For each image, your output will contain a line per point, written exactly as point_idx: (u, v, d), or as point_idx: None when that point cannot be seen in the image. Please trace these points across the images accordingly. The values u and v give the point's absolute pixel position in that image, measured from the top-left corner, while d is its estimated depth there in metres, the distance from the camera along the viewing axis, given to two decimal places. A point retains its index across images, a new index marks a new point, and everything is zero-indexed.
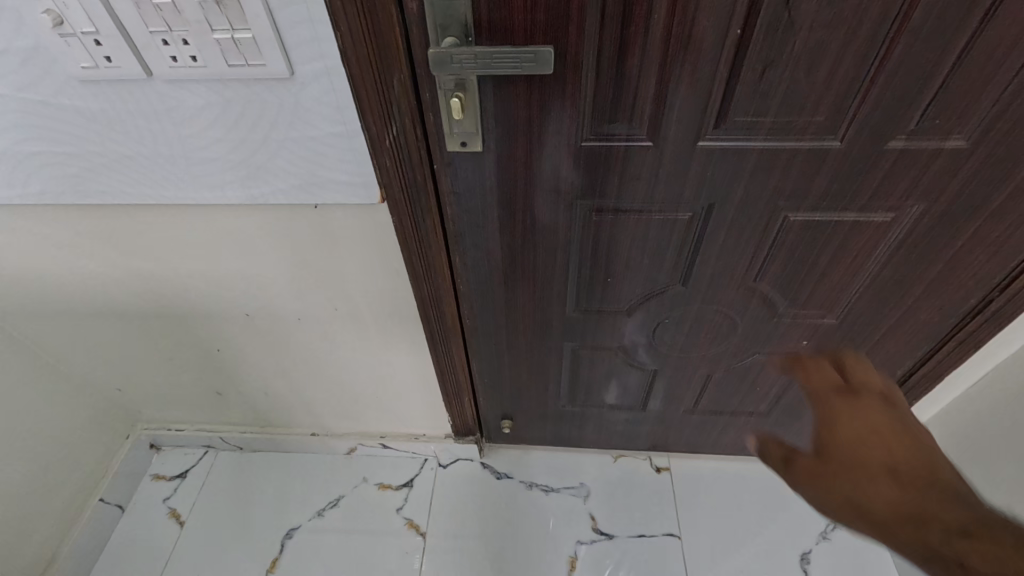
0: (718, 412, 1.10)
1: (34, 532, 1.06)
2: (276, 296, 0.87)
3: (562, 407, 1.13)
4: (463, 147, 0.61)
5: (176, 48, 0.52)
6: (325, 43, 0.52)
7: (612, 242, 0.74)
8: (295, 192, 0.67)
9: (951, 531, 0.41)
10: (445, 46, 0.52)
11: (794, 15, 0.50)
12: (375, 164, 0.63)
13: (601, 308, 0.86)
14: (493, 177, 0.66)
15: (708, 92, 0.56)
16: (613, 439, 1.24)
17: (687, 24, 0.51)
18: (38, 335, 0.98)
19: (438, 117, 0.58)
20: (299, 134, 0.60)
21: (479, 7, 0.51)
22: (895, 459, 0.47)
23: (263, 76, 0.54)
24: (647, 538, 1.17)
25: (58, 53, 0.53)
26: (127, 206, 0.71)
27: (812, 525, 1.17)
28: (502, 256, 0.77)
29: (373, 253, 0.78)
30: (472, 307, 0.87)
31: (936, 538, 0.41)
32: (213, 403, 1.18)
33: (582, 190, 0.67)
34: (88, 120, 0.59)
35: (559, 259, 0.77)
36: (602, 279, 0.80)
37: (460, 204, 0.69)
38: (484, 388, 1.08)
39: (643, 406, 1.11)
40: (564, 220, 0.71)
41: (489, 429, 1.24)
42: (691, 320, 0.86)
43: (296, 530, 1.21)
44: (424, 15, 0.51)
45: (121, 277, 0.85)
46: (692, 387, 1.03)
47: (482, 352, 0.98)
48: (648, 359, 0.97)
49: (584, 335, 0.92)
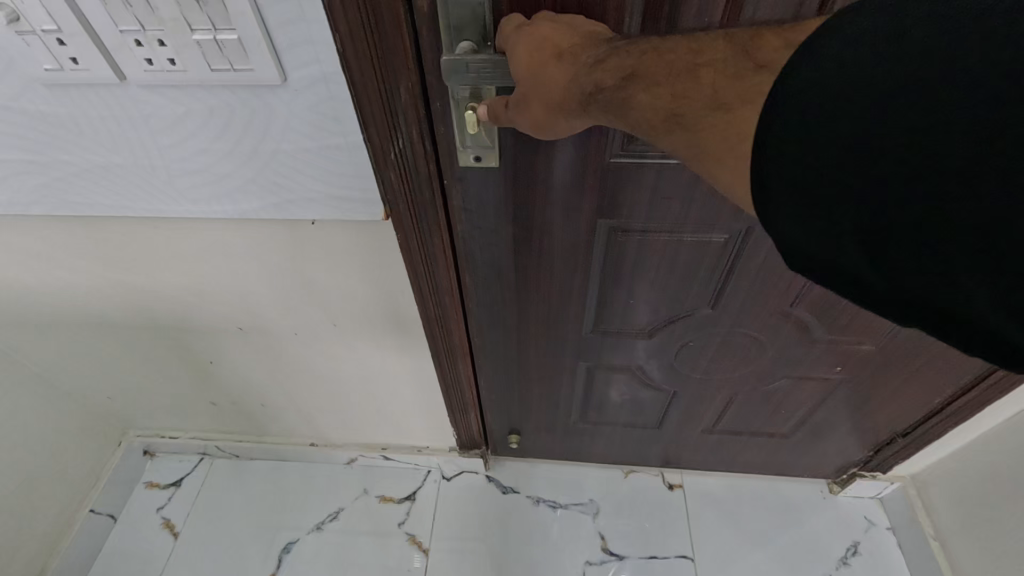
0: (738, 433, 1.05)
1: (20, 546, 1.02)
2: (271, 310, 0.81)
3: (572, 423, 1.07)
4: (476, 162, 0.55)
5: (151, 49, 0.45)
6: (322, 46, 0.45)
7: (636, 265, 0.68)
8: (288, 206, 0.60)
9: (608, 69, 0.39)
10: (460, 52, 0.45)
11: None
12: (378, 178, 0.56)
13: (619, 329, 0.80)
14: (506, 194, 0.59)
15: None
16: (625, 455, 1.19)
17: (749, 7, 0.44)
18: (19, 346, 0.92)
19: (450, 128, 0.52)
20: (293, 145, 0.53)
21: (499, 5, 0.44)
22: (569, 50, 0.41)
23: (251, 82, 0.47)
24: (658, 559, 1.13)
25: (16, 53, 0.46)
26: (106, 217, 0.65)
27: (831, 547, 1.12)
28: (514, 274, 0.71)
29: (374, 267, 0.72)
30: (481, 325, 0.81)
31: (596, 85, 0.39)
32: (206, 412, 1.13)
33: (607, 209, 0.60)
34: (55, 126, 0.52)
35: (577, 278, 0.71)
36: (622, 300, 0.74)
37: (471, 221, 0.63)
38: (491, 404, 1.03)
39: (657, 425, 1.05)
40: (583, 240, 0.65)
41: (493, 442, 1.19)
42: (717, 345, 0.81)
43: (294, 544, 1.17)
44: (436, 15, 0.44)
45: (104, 288, 0.79)
46: (711, 408, 0.97)
47: (491, 370, 0.92)
48: (665, 380, 0.91)
49: (599, 355, 0.86)
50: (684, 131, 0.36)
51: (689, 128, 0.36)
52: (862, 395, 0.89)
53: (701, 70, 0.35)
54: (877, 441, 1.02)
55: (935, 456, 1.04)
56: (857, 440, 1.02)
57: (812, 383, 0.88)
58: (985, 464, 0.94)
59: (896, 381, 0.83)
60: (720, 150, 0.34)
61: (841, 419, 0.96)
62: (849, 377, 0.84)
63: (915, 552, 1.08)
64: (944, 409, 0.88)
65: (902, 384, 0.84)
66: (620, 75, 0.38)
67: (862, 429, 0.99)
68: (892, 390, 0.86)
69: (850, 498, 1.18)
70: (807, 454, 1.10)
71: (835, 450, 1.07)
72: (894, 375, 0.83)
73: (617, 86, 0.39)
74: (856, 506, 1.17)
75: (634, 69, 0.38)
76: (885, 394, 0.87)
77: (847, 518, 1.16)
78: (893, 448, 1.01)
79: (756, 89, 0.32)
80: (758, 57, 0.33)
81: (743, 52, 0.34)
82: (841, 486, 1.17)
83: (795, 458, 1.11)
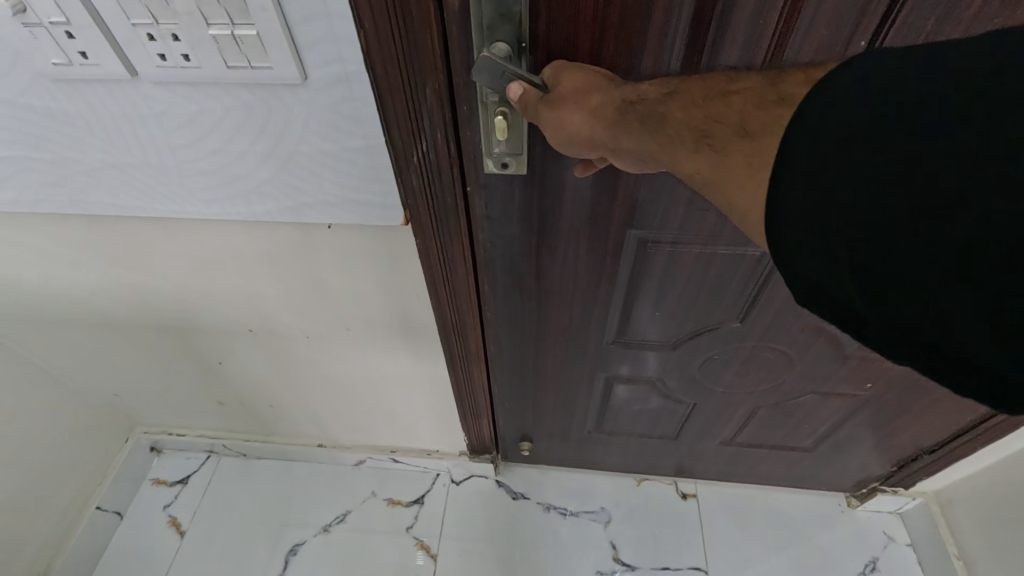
0: (757, 445, 1.03)
1: (25, 543, 1.01)
2: (281, 312, 0.79)
3: (585, 432, 1.05)
4: (503, 169, 0.52)
5: (164, 44, 0.43)
6: (346, 43, 0.43)
7: (663, 280, 0.66)
8: (303, 209, 0.58)
9: (653, 87, 0.39)
10: (494, 53, 0.42)
11: (942, 24, 0.40)
12: (399, 180, 0.53)
13: (643, 340, 0.77)
14: (528, 203, 0.56)
15: (846, 40, 0.41)
16: (638, 465, 1.16)
17: (802, 32, 0.41)
18: (26, 342, 0.90)
19: (477, 133, 0.49)
20: (310, 147, 0.51)
21: (538, 4, 0.41)
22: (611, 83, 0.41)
23: (270, 81, 0.45)
24: (670, 570, 1.10)
25: (21, 46, 0.43)
26: (115, 217, 0.63)
27: (849, 563, 1.10)
28: (534, 283, 0.68)
29: (391, 273, 0.70)
30: (497, 334, 0.79)
31: (638, 95, 0.39)
32: (214, 411, 1.11)
33: (639, 219, 0.57)
34: (62, 122, 0.50)
35: (601, 287, 0.68)
36: (646, 312, 0.71)
37: (494, 229, 0.60)
38: (504, 412, 1.01)
39: (674, 436, 1.03)
40: (609, 251, 0.62)
41: (504, 450, 1.17)
42: (743, 360, 0.79)
43: (301, 546, 1.15)
44: (468, 14, 0.41)
45: (113, 288, 0.77)
46: (732, 420, 0.95)
47: (506, 378, 0.89)
48: (684, 393, 0.89)
49: (618, 366, 0.84)
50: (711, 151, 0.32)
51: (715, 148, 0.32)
52: (891, 412, 0.86)
53: (732, 96, 0.34)
54: (902, 457, 0.99)
55: (960, 474, 1.02)
56: (880, 456, 1.00)
57: (839, 399, 0.85)
58: (1012, 486, 0.91)
59: (929, 399, 0.80)
60: (742, 175, 0.30)
61: (866, 435, 0.93)
62: (879, 394, 0.81)
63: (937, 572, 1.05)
64: (973, 428, 0.85)
65: (935, 403, 0.81)
66: (663, 92, 0.38)
67: (885, 446, 0.96)
68: (922, 410, 0.83)
69: (868, 512, 1.15)
70: (827, 467, 1.07)
71: (856, 465, 1.04)
72: (926, 394, 0.80)
73: (658, 99, 0.37)
74: (874, 520, 1.15)
75: (675, 90, 0.37)
76: (914, 413, 0.84)
77: (865, 533, 1.13)
78: (917, 464, 0.98)
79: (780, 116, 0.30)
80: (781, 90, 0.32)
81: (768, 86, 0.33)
82: (860, 501, 1.15)
83: (816, 471, 1.09)
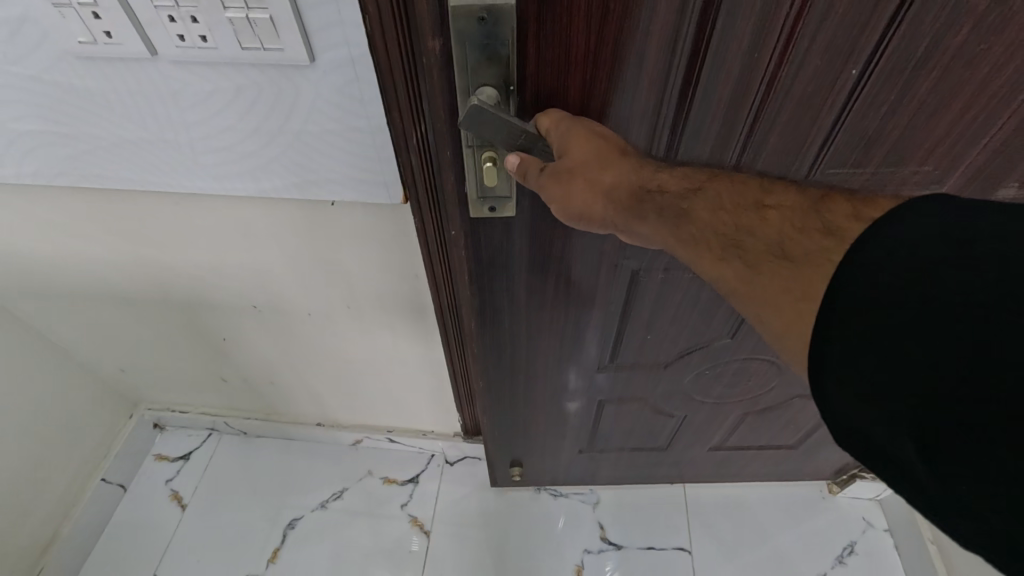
0: (746, 447, 1.08)
1: (34, 511, 1.05)
2: (285, 290, 0.83)
3: (576, 451, 1.08)
4: (491, 213, 0.52)
5: (184, 25, 0.46)
6: (352, 28, 0.46)
7: (657, 302, 0.69)
8: (310, 186, 0.61)
9: (673, 179, 0.42)
10: (483, 98, 0.42)
11: (930, 52, 0.42)
12: (398, 159, 0.57)
13: (636, 362, 0.82)
14: (523, 247, 0.58)
15: (837, 73, 0.43)
16: (627, 474, 1.17)
17: (795, 64, 0.43)
18: (38, 314, 0.94)
19: (463, 180, 0.49)
20: (317, 127, 0.54)
21: (526, 47, 0.41)
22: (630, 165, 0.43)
23: (280, 62, 0.48)
24: (656, 550, 1.15)
25: (51, 25, 0.47)
26: (130, 191, 0.66)
27: (827, 546, 1.15)
28: (523, 315, 0.69)
29: (394, 255, 0.74)
30: (484, 367, 0.78)
31: (658, 185, 0.42)
32: (218, 388, 1.15)
33: (631, 252, 0.61)
34: (85, 99, 0.53)
35: (594, 315, 0.70)
36: (641, 336, 0.75)
37: (481, 270, 0.60)
38: (494, 439, 1.00)
39: (665, 446, 1.07)
40: (601, 284, 0.65)
41: (494, 475, 1.16)
42: (732, 371, 0.84)
43: (299, 520, 1.19)
44: (451, 57, 0.40)
45: (124, 261, 0.80)
46: (723, 425, 1.00)
47: (491, 410, 0.90)
48: (677, 407, 0.94)
49: (612, 389, 0.88)
50: (737, 261, 0.38)
51: (745, 263, 0.38)
52: None
53: (768, 211, 0.38)
54: None
55: None
56: None
57: None
58: None
59: None
60: (782, 299, 0.34)
61: None
62: None
63: (916, 567, 1.10)
64: None
65: None
66: (686, 187, 0.42)
67: None
68: None
69: (849, 498, 1.21)
70: (811, 459, 1.11)
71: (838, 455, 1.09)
72: None
73: (680, 195, 0.42)
74: (855, 506, 1.20)
75: (701, 187, 0.42)
76: None
77: (845, 518, 1.19)
78: None
79: (827, 249, 0.33)
80: (831, 221, 0.34)
81: (814, 211, 0.36)
82: (841, 487, 1.20)
83: (801, 463, 1.13)
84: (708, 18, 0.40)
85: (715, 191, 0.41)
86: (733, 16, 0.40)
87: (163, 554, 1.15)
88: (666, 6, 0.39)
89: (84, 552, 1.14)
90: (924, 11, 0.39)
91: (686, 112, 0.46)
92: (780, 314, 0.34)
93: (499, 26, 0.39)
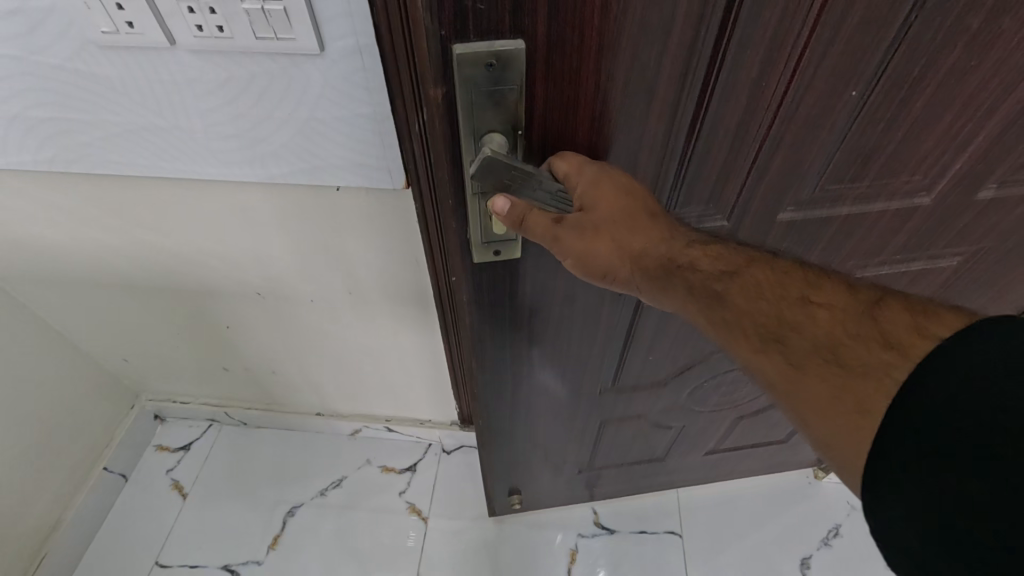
0: (738, 448, 1.12)
1: (37, 499, 1.07)
2: (289, 278, 0.86)
3: (575, 472, 1.09)
4: (496, 256, 0.53)
5: (202, 15, 0.49)
6: (360, 19, 0.49)
7: (660, 324, 0.73)
8: (316, 171, 0.64)
9: (706, 255, 0.46)
10: (493, 146, 0.43)
11: (926, 70, 0.45)
12: (400, 143, 0.60)
13: (636, 384, 0.85)
14: (525, 289, 0.59)
15: (837, 95, 0.46)
16: (625, 487, 1.19)
17: (798, 90, 0.45)
18: (45, 302, 0.96)
19: (466, 226, 0.50)
20: (324, 114, 0.58)
21: (534, 87, 0.41)
22: (664, 243, 0.46)
23: (292, 51, 0.52)
24: (648, 533, 1.20)
25: (77, 16, 0.50)
26: (143, 177, 0.69)
27: (814, 528, 1.20)
28: (525, 351, 0.70)
29: (395, 242, 0.77)
30: (484, 403, 0.79)
31: (691, 262, 0.46)
32: (218, 377, 1.17)
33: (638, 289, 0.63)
34: (106, 88, 0.56)
35: (596, 343, 0.72)
36: (644, 357, 0.79)
37: (478, 313, 0.61)
38: (494, 470, 0.99)
39: (662, 456, 1.10)
40: (608, 314, 0.67)
41: (491, 505, 1.15)
42: (728, 380, 0.90)
43: (298, 508, 1.22)
44: (453, 101, 0.41)
45: (133, 249, 0.83)
46: (718, 429, 1.04)
47: (495, 443, 0.90)
48: (674, 420, 0.98)
49: (612, 411, 0.91)
50: (781, 358, 0.42)
51: (788, 361, 0.42)
52: None
53: (817, 308, 0.42)
54: None
55: None
56: None
57: None
58: None
59: None
60: (833, 408, 0.38)
61: None
62: None
63: None
64: None
65: None
66: (723, 269, 0.46)
67: None
68: None
69: (836, 484, 1.25)
70: (801, 450, 1.15)
71: None
72: None
73: (714, 275, 0.46)
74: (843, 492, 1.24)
75: (737, 270, 0.46)
76: None
77: (832, 504, 1.23)
78: None
79: (888, 364, 0.37)
80: (891, 333, 0.38)
81: (870, 321, 0.40)
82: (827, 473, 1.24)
83: (790, 454, 1.17)
84: (718, 53, 0.42)
85: (752, 277, 0.45)
86: (743, 49, 0.42)
87: (165, 540, 1.17)
88: (677, 42, 0.40)
89: (86, 539, 1.16)
90: (923, 30, 0.42)
91: (693, 142, 0.48)
92: (829, 420, 0.39)
93: (504, 71, 0.39)
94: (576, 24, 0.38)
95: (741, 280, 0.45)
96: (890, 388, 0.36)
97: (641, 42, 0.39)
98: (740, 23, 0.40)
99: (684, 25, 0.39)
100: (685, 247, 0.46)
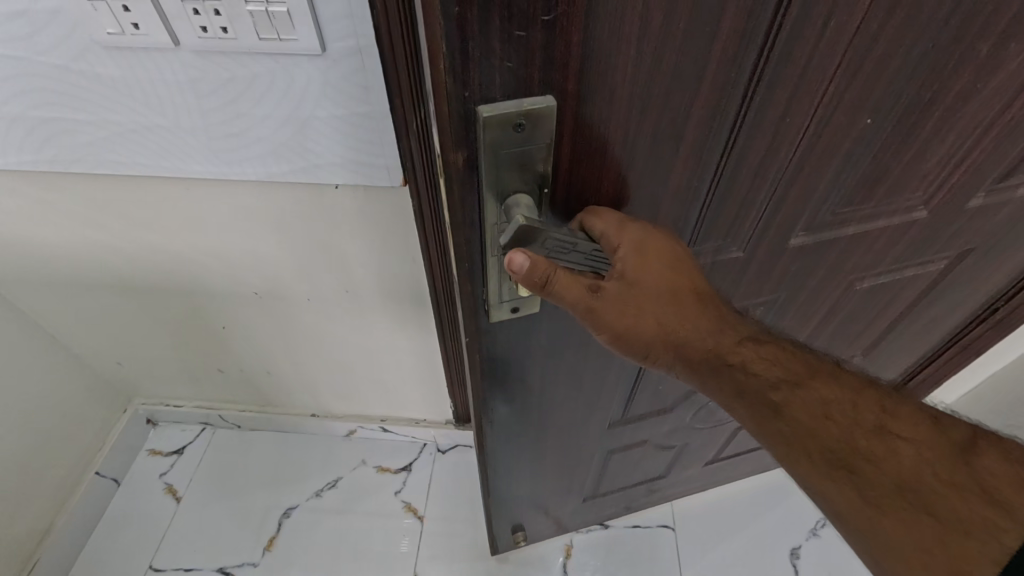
0: (737, 454, 1.14)
1: (28, 503, 1.06)
2: (286, 276, 0.87)
3: (581, 500, 1.08)
4: (514, 312, 0.54)
5: (207, 18, 0.51)
6: (360, 20, 0.51)
7: None
8: (314, 170, 0.66)
9: (762, 358, 0.49)
10: (520, 208, 0.43)
11: (938, 95, 0.48)
12: (399, 145, 0.62)
13: (645, 413, 0.88)
14: (542, 337, 0.61)
15: (852, 123, 0.49)
16: (626, 507, 1.19)
17: (818, 121, 0.48)
18: (39, 304, 0.96)
19: (479, 288, 0.51)
20: (325, 114, 0.59)
21: (561, 150, 0.43)
22: (722, 346, 0.49)
23: (296, 52, 0.53)
24: (640, 528, 1.23)
25: (84, 18, 0.51)
26: (144, 177, 0.70)
27: (803, 521, 1.23)
28: (534, 392, 0.70)
29: (393, 241, 0.79)
30: (495, 445, 0.78)
31: (746, 365, 0.49)
32: (215, 380, 1.17)
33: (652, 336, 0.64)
34: (109, 88, 0.58)
35: (613, 371, 0.73)
36: (655, 386, 0.81)
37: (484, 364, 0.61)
38: (498, 509, 0.97)
39: (663, 474, 1.11)
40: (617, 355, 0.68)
41: (494, 544, 1.12)
42: None
43: (294, 509, 1.22)
44: (476, 162, 0.42)
45: (131, 250, 0.84)
46: (717, 441, 1.06)
47: (500, 485, 0.89)
48: (674, 440, 0.99)
49: (619, 439, 0.91)
50: (851, 485, 0.44)
51: (862, 493, 0.43)
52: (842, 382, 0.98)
53: (896, 440, 0.44)
54: None
55: None
56: None
57: None
58: None
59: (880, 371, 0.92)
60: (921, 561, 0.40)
61: None
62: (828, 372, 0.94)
63: None
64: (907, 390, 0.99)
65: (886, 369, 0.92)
66: (780, 377, 0.48)
67: None
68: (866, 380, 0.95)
69: None
70: None
71: None
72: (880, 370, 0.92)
73: (773, 385, 0.48)
74: None
75: (801, 382, 0.48)
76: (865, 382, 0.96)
77: None
78: None
79: (988, 518, 0.38)
80: (983, 481, 0.40)
81: (962, 464, 0.41)
82: None
83: None
84: (748, 96, 0.44)
85: (816, 390, 0.47)
86: (771, 89, 0.44)
87: (161, 542, 1.17)
88: (708, 90, 0.42)
89: (78, 544, 1.15)
90: (940, 56, 0.45)
91: (717, 180, 0.50)
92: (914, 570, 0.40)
93: (533, 129, 0.40)
94: (605, 75, 0.39)
95: (803, 394, 0.47)
96: (999, 554, 0.37)
97: (673, 89, 0.41)
98: (770, 67, 0.42)
99: (716, 72, 0.41)
100: (744, 351, 0.49)
